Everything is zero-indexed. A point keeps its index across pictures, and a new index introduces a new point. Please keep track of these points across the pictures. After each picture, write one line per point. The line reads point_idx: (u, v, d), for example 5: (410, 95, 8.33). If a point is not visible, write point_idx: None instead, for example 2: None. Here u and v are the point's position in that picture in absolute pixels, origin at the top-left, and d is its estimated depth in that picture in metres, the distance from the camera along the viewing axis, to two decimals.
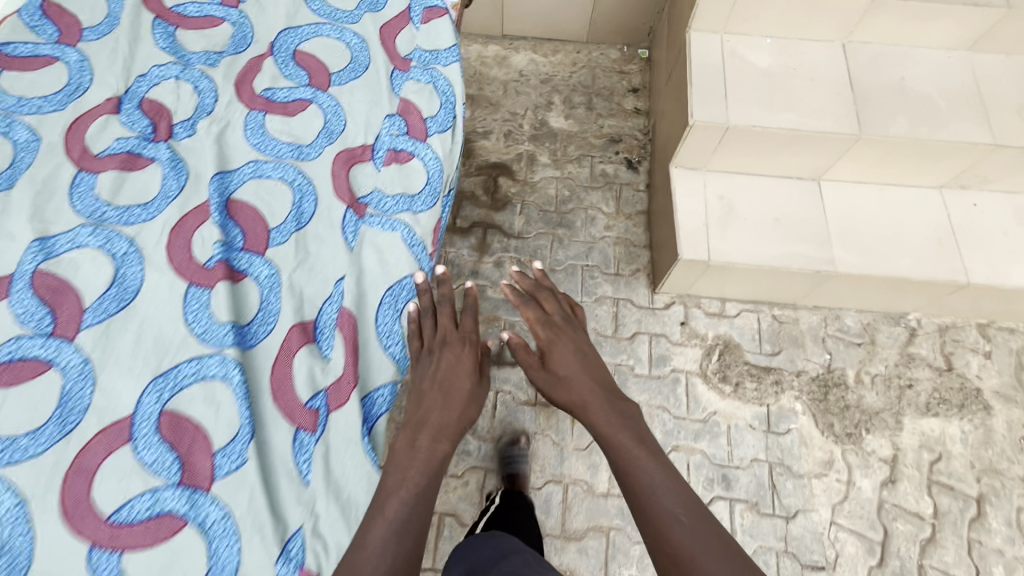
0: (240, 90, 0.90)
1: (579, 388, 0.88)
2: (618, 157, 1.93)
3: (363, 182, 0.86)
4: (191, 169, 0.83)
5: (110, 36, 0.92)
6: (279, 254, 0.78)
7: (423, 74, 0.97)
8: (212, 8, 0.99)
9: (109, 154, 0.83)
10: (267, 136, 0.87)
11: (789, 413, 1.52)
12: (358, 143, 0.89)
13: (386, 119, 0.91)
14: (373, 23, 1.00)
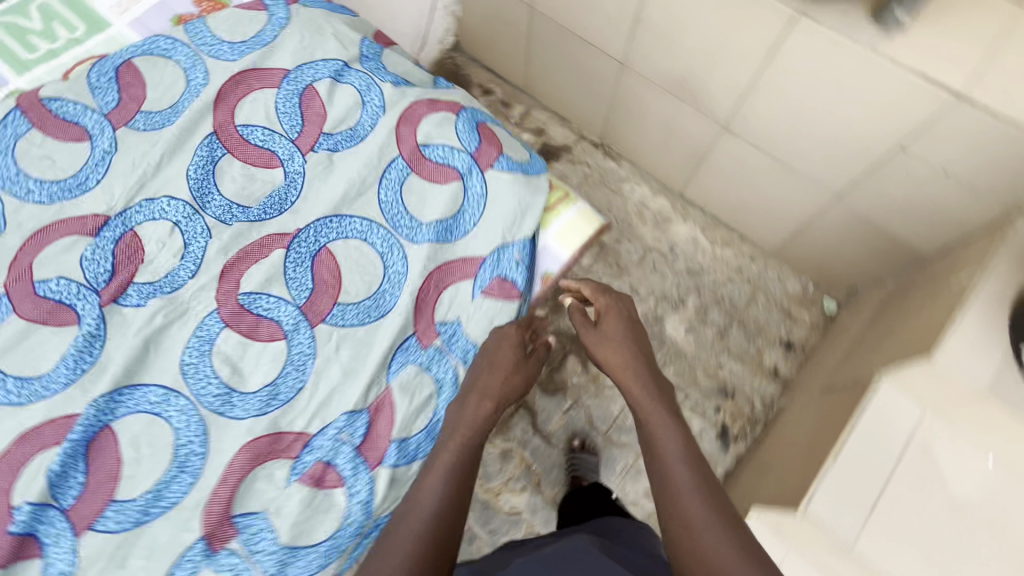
0: (224, 276, 0.72)
1: (620, 358, 0.85)
2: (715, 416, 1.53)
3: (259, 494, 0.65)
4: (102, 357, 0.67)
5: (157, 134, 0.78)
6: (91, 548, 0.59)
7: (439, 368, 0.74)
8: (279, 142, 0.80)
9: (39, 288, 0.68)
10: (206, 358, 0.68)
11: None
12: (294, 428, 0.67)
13: (348, 414, 0.69)
14: (429, 259, 0.76)
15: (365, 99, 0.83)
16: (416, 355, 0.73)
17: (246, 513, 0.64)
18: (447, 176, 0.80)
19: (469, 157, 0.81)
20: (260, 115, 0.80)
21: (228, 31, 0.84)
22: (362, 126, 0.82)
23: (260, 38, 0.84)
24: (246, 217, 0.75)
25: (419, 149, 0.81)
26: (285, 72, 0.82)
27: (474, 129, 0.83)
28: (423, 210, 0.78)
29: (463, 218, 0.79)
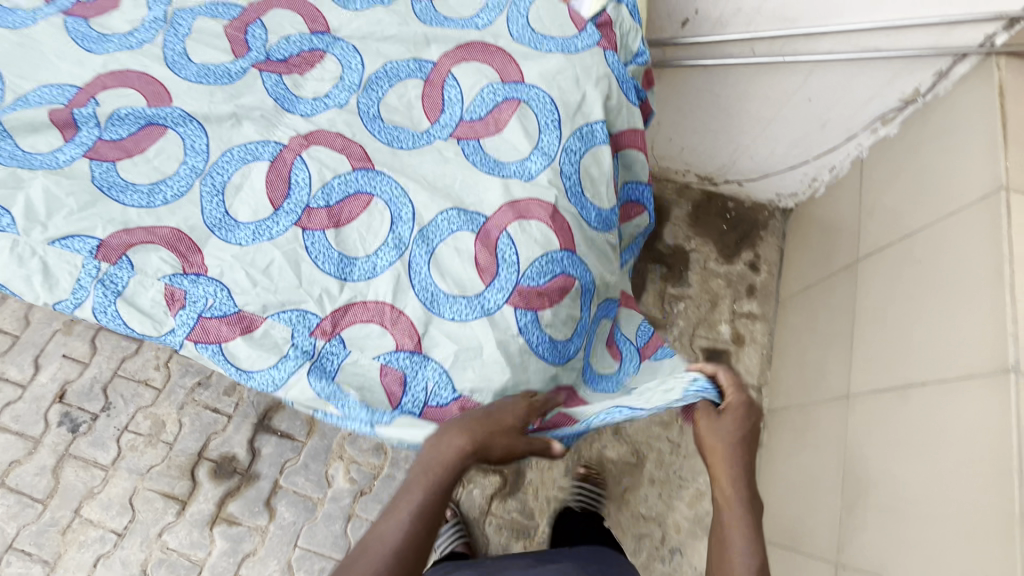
0: (310, 135, 0.80)
1: (721, 445, 0.70)
2: None
3: (148, 260, 0.73)
4: (214, 89, 0.81)
5: (415, 19, 0.86)
6: (76, 166, 0.77)
7: (301, 347, 0.71)
8: (451, 110, 0.82)
9: (254, 24, 0.85)
10: (238, 164, 0.78)
11: None
12: (201, 259, 0.74)
13: (231, 302, 0.72)
14: (392, 292, 0.73)
15: (530, 157, 0.79)
16: (302, 331, 0.71)
17: (128, 261, 0.73)
18: (485, 268, 0.74)
19: (515, 284, 0.73)
20: (468, 84, 0.83)
21: (537, 15, 0.86)
22: (497, 166, 0.79)
23: (543, 40, 0.84)
24: (368, 122, 0.81)
25: (499, 233, 0.75)
26: (521, 79, 0.82)
27: (550, 275, 0.75)
28: (440, 258, 0.74)
29: (454, 303, 0.72)
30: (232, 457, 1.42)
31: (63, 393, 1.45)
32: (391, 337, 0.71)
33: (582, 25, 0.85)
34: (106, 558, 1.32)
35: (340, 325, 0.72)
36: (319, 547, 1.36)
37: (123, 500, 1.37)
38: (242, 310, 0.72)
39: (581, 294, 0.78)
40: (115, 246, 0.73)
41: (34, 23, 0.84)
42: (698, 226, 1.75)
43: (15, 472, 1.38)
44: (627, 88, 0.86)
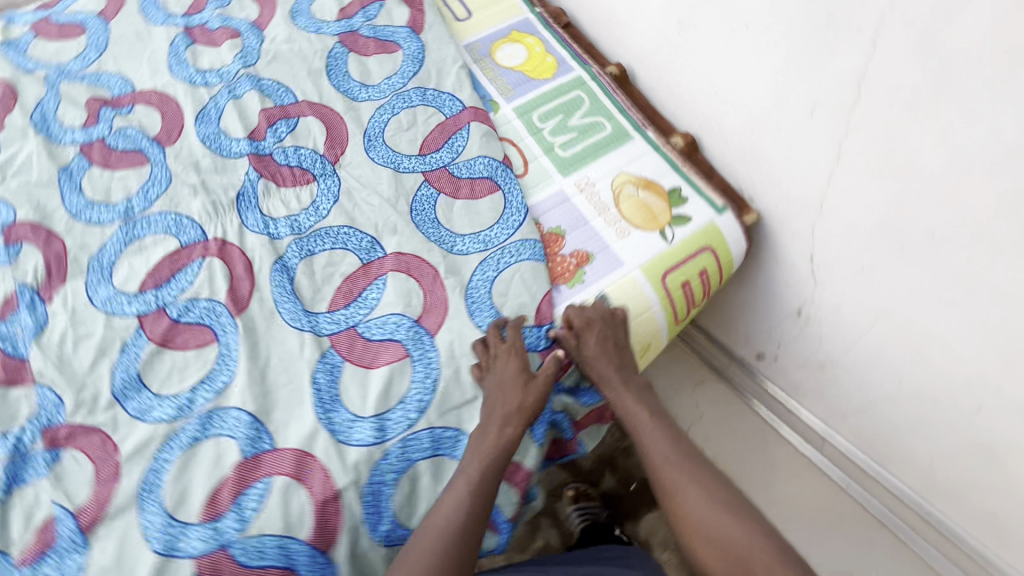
0: (229, 246, 0.76)
1: (600, 349, 0.69)
2: None
3: (26, 260, 0.75)
4: (208, 154, 0.82)
5: (406, 205, 0.79)
6: (67, 150, 0.82)
7: (24, 435, 0.65)
8: (355, 310, 0.74)
9: (288, 120, 0.85)
10: (160, 229, 0.77)
11: None
12: (55, 290, 0.73)
13: (30, 346, 0.69)
14: (131, 451, 0.64)
15: (365, 420, 0.68)
16: (40, 420, 0.65)
17: (14, 250, 0.75)
18: (218, 500, 0.63)
19: (223, 543, 0.61)
20: (388, 299, 0.74)
21: (512, 277, 0.74)
22: (330, 403, 0.69)
23: (486, 310, 0.73)
24: (277, 268, 0.76)
25: (264, 475, 0.65)
26: (432, 334, 0.73)
27: (265, 560, 0.62)
28: (193, 455, 0.65)
29: (157, 510, 0.62)
30: None
31: None
32: (87, 494, 0.62)
33: (546, 318, 0.73)
34: None
35: (68, 440, 0.65)
36: None
37: None
38: (26, 361, 0.69)
39: None
40: (23, 229, 0.76)
41: (160, 25, 0.94)
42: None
43: None
44: (540, 417, 0.71)
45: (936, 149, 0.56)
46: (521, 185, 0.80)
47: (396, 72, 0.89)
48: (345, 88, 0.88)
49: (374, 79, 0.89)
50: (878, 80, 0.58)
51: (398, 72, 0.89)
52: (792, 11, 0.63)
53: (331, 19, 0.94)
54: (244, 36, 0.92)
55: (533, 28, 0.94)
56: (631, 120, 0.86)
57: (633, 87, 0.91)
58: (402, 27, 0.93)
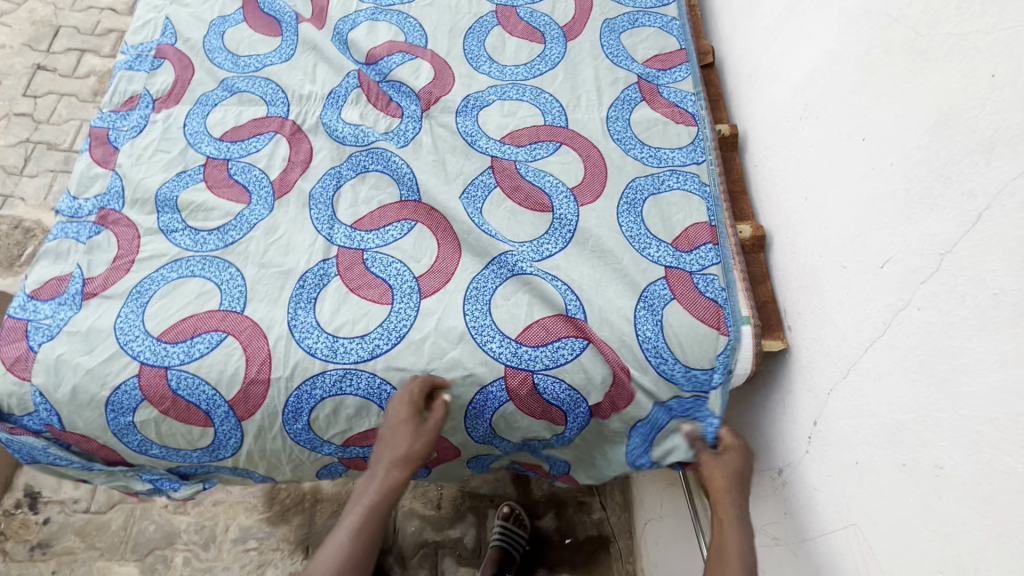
0: (298, 130, 0.83)
1: (727, 476, 0.63)
2: (42, 515, 1.35)
3: (159, 74, 0.90)
4: (325, 52, 0.90)
5: (459, 185, 0.78)
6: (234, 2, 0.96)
7: (93, 204, 0.79)
8: (371, 238, 0.74)
9: (407, 51, 0.89)
10: (257, 93, 0.87)
11: (16, 212, 1.68)
12: (167, 108, 0.87)
13: (125, 142, 0.84)
14: (146, 256, 0.75)
15: (321, 332, 0.68)
16: (106, 199, 0.80)
17: (160, 64, 0.90)
18: (180, 329, 0.69)
19: (165, 365, 0.67)
20: (404, 244, 0.74)
21: (520, 287, 0.70)
22: (303, 304, 0.70)
23: (480, 304, 0.69)
24: (330, 173, 0.79)
25: (222, 329, 0.69)
26: (422, 293, 0.70)
27: (191, 395, 0.67)
28: (182, 285, 0.73)
29: (134, 310, 0.71)
30: None
31: None
32: (101, 270, 0.74)
33: (568, 335, 0.67)
34: None
35: (113, 224, 0.78)
36: None
37: None
38: (117, 152, 0.83)
39: (215, 442, 0.71)
40: (172, 53, 0.91)
41: None
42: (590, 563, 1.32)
43: None
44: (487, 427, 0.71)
45: (987, 374, 0.43)
46: (577, 210, 0.75)
47: (525, 65, 0.88)
48: (472, 49, 0.89)
49: (504, 58, 0.89)
50: (963, 264, 0.46)
51: (527, 65, 0.88)
52: (914, 143, 0.52)
53: None
54: None
55: (681, 67, 0.87)
56: (716, 209, 0.75)
57: (735, 155, 0.83)
58: (558, 25, 0.91)
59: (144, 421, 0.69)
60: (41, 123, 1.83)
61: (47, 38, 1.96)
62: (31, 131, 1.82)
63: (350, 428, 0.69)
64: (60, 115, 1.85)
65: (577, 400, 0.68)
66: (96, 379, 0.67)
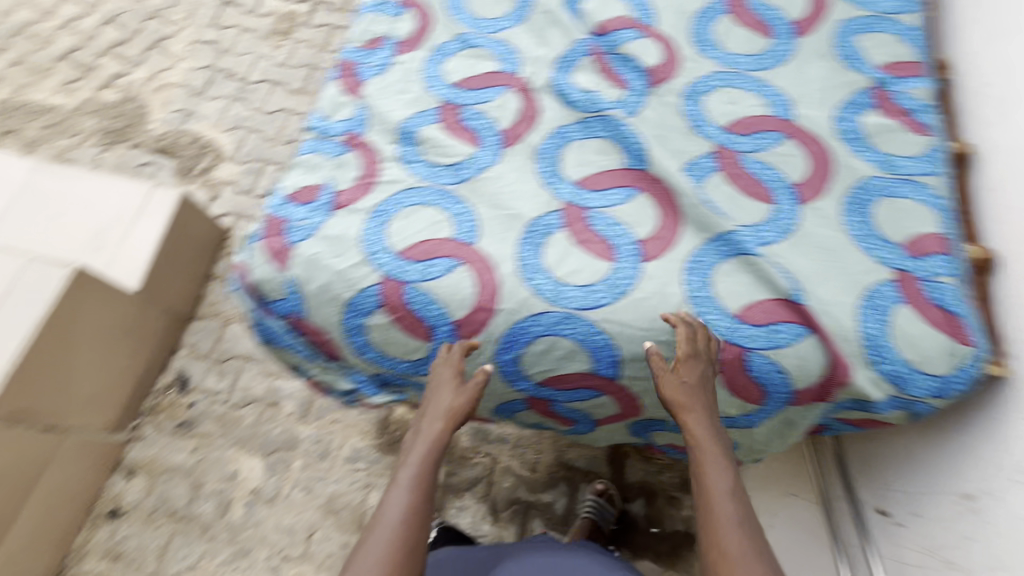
0: (528, 91, 0.88)
1: (707, 430, 0.68)
2: (190, 398, 1.51)
3: (403, 21, 0.97)
4: (557, 15, 0.93)
5: (681, 161, 0.81)
6: None
7: (342, 126, 0.88)
8: (595, 199, 0.80)
9: (636, 26, 0.91)
10: (491, 48, 0.93)
11: (197, 131, 1.86)
12: (408, 50, 0.94)
13: (371, 77, 0.92)
14: (386, 180, 0.83)
15: (547, 275, 0.75)
16: (352, 125, 0.88)
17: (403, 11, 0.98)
18: (419, 251, 0.77)
19: (404, 279, 0.75)
20: (625, 209, 0.79)
21: (742, 265, 0.74)
22: (531, 246, 0.77)
23: (700, 274, 0.74)
24: (555, 134, 0.85)
25: (456, 257, 0.76)
26: (642, 258, 0.75)
27: (424, 310, 0.75)
28: (419, 211, 0.80)
29: (378, 227, 0.79)
30: None
31: None
32: (347, 186, 0.82)
33: (785, 319, 0.71)
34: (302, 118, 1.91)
35: (358, 147, 0.86)
36: None
37: None
38: (364, 84, 0.91)
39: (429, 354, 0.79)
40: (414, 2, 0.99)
41: None
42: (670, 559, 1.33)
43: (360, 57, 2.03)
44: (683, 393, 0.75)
45: None
46: (799, 205, 0.76)
47: (753, 55, 0.89)
48: (700, 34, 0.91)
49: (732, 46, 0.90)
50: None
51: (755, 56, 0.89)
52: None
53: None
54: None
55: (914, 79, 0.86)
56: (952, 225, 0.76)
57: (965, 176, 0.82)
58: (790, 21, 0.90)
59: (377, 324, 0.77)
60: (225, 53, 2.01)
61: None
62: (216, 60, 2.00)
63: (556, 369, 0.77)
64: (242, 49, 2.02)
65: (783, 384, 0.72)
66: (344, 281, 0.76)
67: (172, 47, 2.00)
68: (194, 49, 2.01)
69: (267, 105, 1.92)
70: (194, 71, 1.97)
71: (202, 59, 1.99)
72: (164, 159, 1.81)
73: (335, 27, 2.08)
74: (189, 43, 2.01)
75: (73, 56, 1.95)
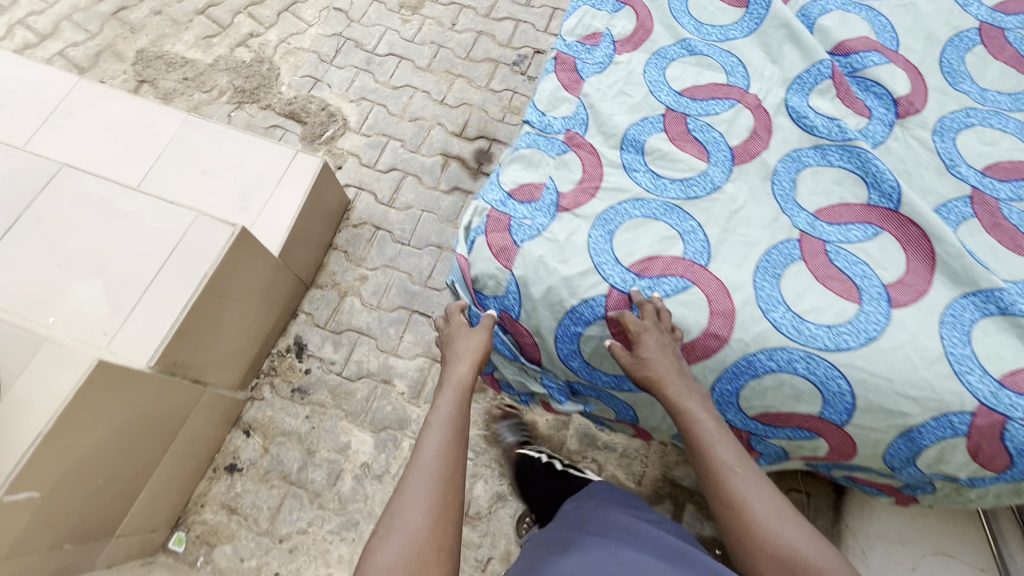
0: (761, 106, 0.84)
1: (673, 376, 0.73)
2: (307, 364, 1.53)
3: (621, 17, 0.94)
4: (793, 27, 0.87)
5: (933, 203, 0.77)
6: None
7: (561, 125, 0.87)
8: (833, 232, 0.75)
9: (880, 53, 0.86)
10: (718, 59, 0.88)
11: (324, 98, 1.87)
12: (627, 50, 0.91)
13: (591, 75, 0.90)
14: (610, 185, 0.80)
15: (788, 310, 0.71)
16: (571, 125, 0.86)
17: (620, 9, 0.95)
18: (647, 267, 0.76)
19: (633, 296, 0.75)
20: (870, 248, 0.74)
21: (1005, 327, 0.69)
22: (769, 277, 0.73)
23: (958, 332, 0.69)
24: (789, 157, 0.80)
25: (687, 277, 0.74)
26: (892, 304, 0.70)
27: None
28: (647, 224, 0.78)
29: (603, 236, 0.77)
30: (489, 160, 1.80)
31: (539, 52, 1.98)
32: (570, 187, 0.81)
33: None
34: (427, 96, 1.89)
35: (578, 148, 0.84)
36: (419, 231, 1.70)
37: (464, 99, 1.89)
38: (582, 82, 0.90)
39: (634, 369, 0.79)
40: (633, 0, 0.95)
41: None
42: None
43: (488, 39, 2.00)
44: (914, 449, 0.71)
45: None
46: None
47: (1010, 96, 0.83)
48: (951, 68, 0.85)
49: (985, 83, 0.84)
50: None
51: (1012, 97, 0.83)
52: None
53: (988, 4, 0.89)
54: None
55: None
56: None
57: None
58: None
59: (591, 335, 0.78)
60: (355, 22, 2.00)
61: None
62: (345, 28, 1.99)
63: (779, 408, 0.75)
64: (371, 20, 2.01)
65: None
66: (571, 288, 0.76)
67: (304, 12, 2.01)
68: (325, 15, 2.01)
69: (394, 79, 1.91)
70: (323, 37, 1.97)
71: (333, 26, 1.99)
72: (292, 124, 1.82)
73: (464, 7, 2.05)
74: (321, 10, 2.02)
75: (211, 12, 1.98)
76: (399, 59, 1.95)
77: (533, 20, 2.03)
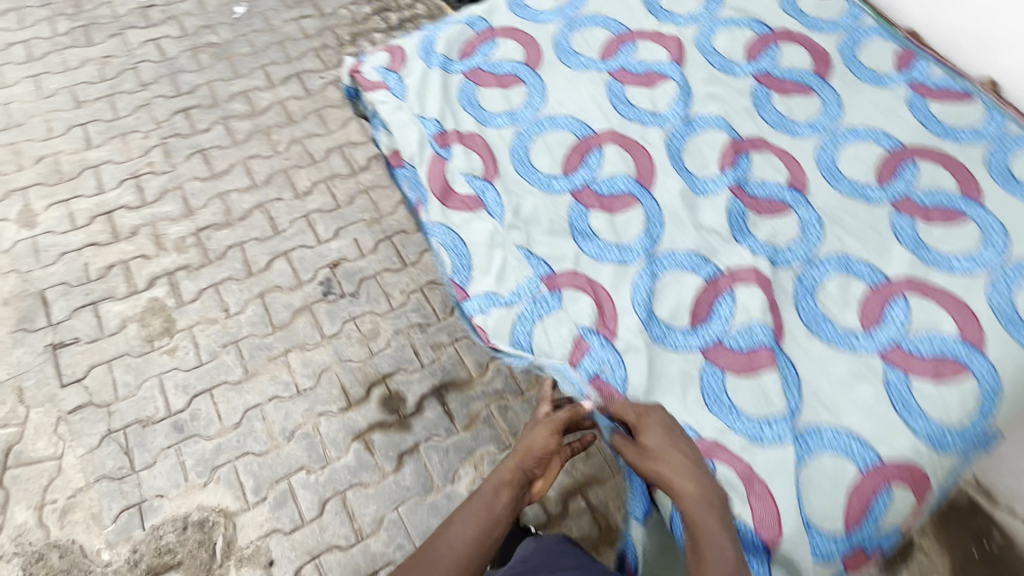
0: (754, 271, 0.82)
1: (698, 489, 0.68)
2: None
3: (576, 306, 0.85)
4: (686, 189, 0.90)
5: (888, 230, 0.85)
6: (562, 198, 0.91)
7: None
8: (889, 331, 0.78)
9: (746, 159, 0.92)
10: (675, 268, 0.85)
11: (171, 512, 1.36)
12: (615, 331, 0.82)
13: (625, 383, 0.79)
14: (742, 446, 0.73)
15: (947, 430, 0.72)
16: None
17: (563, 300, 0.85)
18: (852, 513, 0.69)
19: (858, 544, 0.69)
20: (920, 319, 0.78)
21: None
22: (911, 415, 0.73)
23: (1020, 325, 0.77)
24: (799, 285, 0.82)
25: (883, 484, 0.70)
26: (979, 349, 0.76)
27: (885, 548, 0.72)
28: (809, 473, 0.71)
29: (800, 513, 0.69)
30: (402, 398, 1.55)
31: (337, 265, 1.75)
32: (751, 513, 0.69)
33: None
34: (280, 400, 1.52)
35: (713, 455, 0.73)
36: (415, 529, 1.39)
37: (317, 368, 1.57)
38: (624, 396, 0.78)
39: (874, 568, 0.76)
40: (570, 280, 0.86)
41: (586, 70, 1.01)
42: (942, 528, 1.47)
43: (277, 294, 1.68)
44: None
45: None
46: (990, 209, 0.85)
47: (824, 115, 0.96)
48: (782, 125, 0.95)
49: (801, 118, 0.96)
50: None
51: (824, 115, 0.96)
52: None
53: (741, 61, 1.01)
54: (673, 77, 0.99)
55: (922, 60, 1.01)
56: None
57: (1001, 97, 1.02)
58: (812, 73, 1.00)
59: None
60: (114, 403, 1.48)
61: (39, 310, 1.60)
62: (109, 418, 1.46)
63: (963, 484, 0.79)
64: (132, 384, 1.51)
65: None
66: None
67: (35, 450, 1.40)
68: (65, 428, 1.44)
69: (225, 417, 1.48)
70: (91, 452, 1.41)
71: (90, 430, 1.44)
72: None
73: (220, 285, 1.68)
74: (55, 427, 1.44)
75: None
76: (209, 393, 1.51)
77: (300, 242, 1.78)
